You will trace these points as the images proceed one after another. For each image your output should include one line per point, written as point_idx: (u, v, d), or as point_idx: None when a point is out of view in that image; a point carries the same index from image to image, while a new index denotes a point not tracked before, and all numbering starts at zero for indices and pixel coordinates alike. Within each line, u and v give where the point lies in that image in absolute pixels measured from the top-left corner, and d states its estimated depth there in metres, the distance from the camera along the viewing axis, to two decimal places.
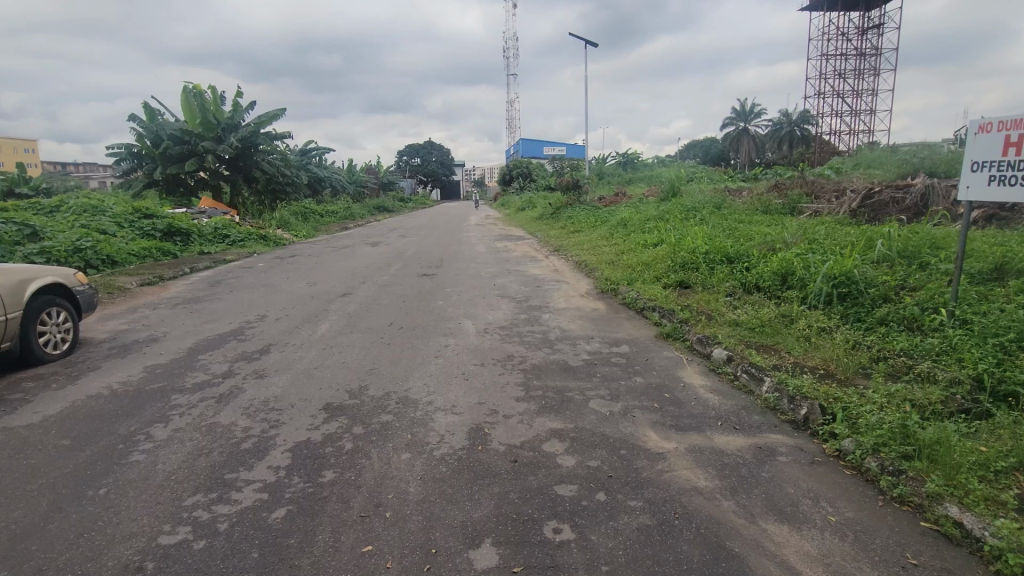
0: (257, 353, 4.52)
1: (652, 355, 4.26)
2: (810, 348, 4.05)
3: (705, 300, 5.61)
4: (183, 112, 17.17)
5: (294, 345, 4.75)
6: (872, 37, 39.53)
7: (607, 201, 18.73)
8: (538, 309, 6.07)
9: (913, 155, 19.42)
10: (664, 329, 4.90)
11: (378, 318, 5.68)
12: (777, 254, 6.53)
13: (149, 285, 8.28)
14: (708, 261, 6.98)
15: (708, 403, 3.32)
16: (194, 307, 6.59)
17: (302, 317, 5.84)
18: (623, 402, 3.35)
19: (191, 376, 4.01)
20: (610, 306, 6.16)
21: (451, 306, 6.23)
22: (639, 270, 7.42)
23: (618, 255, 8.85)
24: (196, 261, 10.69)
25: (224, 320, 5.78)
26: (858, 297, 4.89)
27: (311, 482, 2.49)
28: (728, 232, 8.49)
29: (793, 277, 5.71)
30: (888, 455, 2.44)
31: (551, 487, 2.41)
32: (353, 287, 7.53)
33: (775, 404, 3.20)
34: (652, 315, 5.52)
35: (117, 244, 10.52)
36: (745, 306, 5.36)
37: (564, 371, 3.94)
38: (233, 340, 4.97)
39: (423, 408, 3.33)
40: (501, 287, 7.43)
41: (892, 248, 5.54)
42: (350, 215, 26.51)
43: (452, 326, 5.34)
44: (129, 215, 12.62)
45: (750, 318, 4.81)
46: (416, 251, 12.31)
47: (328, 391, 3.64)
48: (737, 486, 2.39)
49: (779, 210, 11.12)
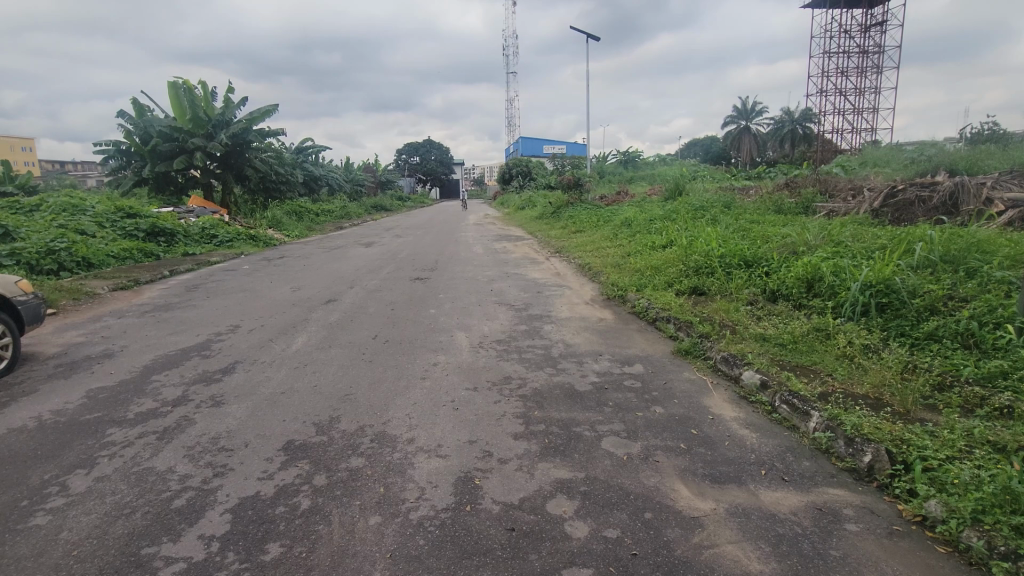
0: (220, 373, 3.95)
1: (670, 378, 3.70)
2: (856, 371, 3.52)
3: (726, 309, 5.06)
4: (171, 103, 16.56)
5: (264, 363, 4.19)
6: (875, 34, 38.95)
7: (609, 199, 18.21)
8: (540, 318, 5.50)
9: (921, 155, 18.88)
10: (681, 344, 4.33)
11: (362, 331, 5.11)
12: (801, 258, 6.01)
13: (122, 290, 7.70)
14: (724, 265, 6.42)
15: (746, 443, 2.76)
16: (163, 317, 6.01)
17: (279, 328, 5.27)
18: (642, 442, 2.79)
19: (136, 403, 3.44)
20: (619, 315, 5.60)
21: (444, 316, 5.66)
22: (648, 274, 6.87)
23: (625, 257, 8.29)
24: (178, 263, 10.11)
25: (192, 333, 5.20)
26: (901, 308, 4.38)
27: (250, 563, 1.93)
28: (742, 233, 7.94)
29: (821, 283, 5.19)
30: (998, 530, 1.89)
31: (558, 572, 1.85)
32: (339, 293, 6.96)
33: (828, 446, 2.64)
34: (666, 327, 4.97)
35: (95, 245, 9.93)
36: (771, 318, 4.82)
37: (570, 399, 3.38)
38: (197, 356, 4.40)
39: (402, 448, 2.77)
40: (499, 293, 6.86)
41: (933, 252, 5.02)
42: (346, 215, 25.94)
43: (443, 340, 4.78)
44: (111, 214, 12.05)
45: (780, 332, 4.26)
46: (412, 252, 11.76)
47: (292, 424, 3.07)
48: (801, 571, 1.84)
49: (792, 210, 10.56)
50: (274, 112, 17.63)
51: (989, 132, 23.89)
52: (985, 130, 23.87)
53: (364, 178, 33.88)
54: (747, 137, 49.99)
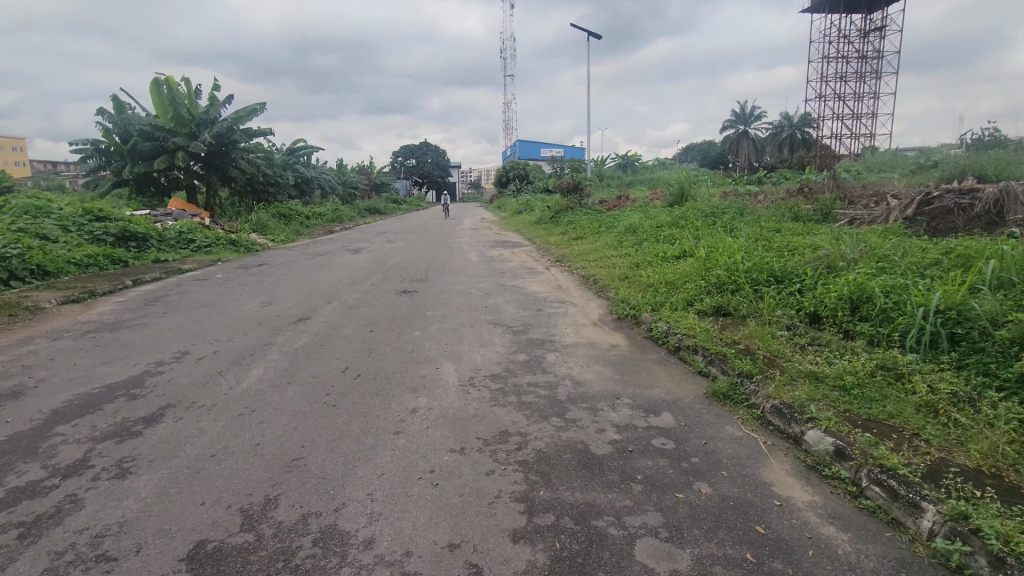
0: (141, 426, 3.13)
1: (711, 437, 2.90)
2: (950, 430, 2.75)
3: (761, 336, 4.29)
4: (153, 101, 15.76)
5: (201, 409, 3.38)
6: (874, 40, 38.54)
7: (609, 204, 17.47)
8: (542, 344, 4.73)
9: (926, 164, 18.27)
10: (716, 384, 3.54)
11: (331, 361, 4.30)
12: (839, 274, 5.25)
13: (72, 304, 6.86)
14: (750, 280, 5.65)
15: (841, 555, 1.96)
16: (104, 339, 5.17)
17: (232, 357, 4.44)
18: (694, 548, 2.00)
19: (16, 472, 2.62)
20: (633, 341, 4.81)
21: (430, 340, 4.87)
22: (663, 289, 6.09)
23: (634, 268, 7.53)
24: (144, 271, 9.27)
25: (129, 362, 4.37)
26: (982, 341, 3.61)
27: None
28: (763, 243, 7.18)
29: (873, 306, 4.42)
30: None
31: None
32: (313, 310, 6.15)
33: (961, 564, 1.86)
34: (691, 358, 4.18)
35: (54, 251, 9.06)
36: (818, 348, 4.04)
37: (585, 470, 2.59)
38: (124, 398, 3.58)
39: (355, 559, 1.97)
40: (495, 310, 6.07)
41: (1008, 271, 4.24)
42: (339, 218, 25.17)
43: (426, 374, 3.97)
44: (78, 216, 11.21)
45: (837, 370, 3.49)
46: (402, 259, 10.97)
47: (214, 512, 2.27)
48: None
49: (810, 217, 9.78)
50: (261, 110, 16.95)
51: (991, 139, 23.38)
52: (988, 136, 23.38)
53: (358, 178, 33.10)
54: (745, 142, 49.41)
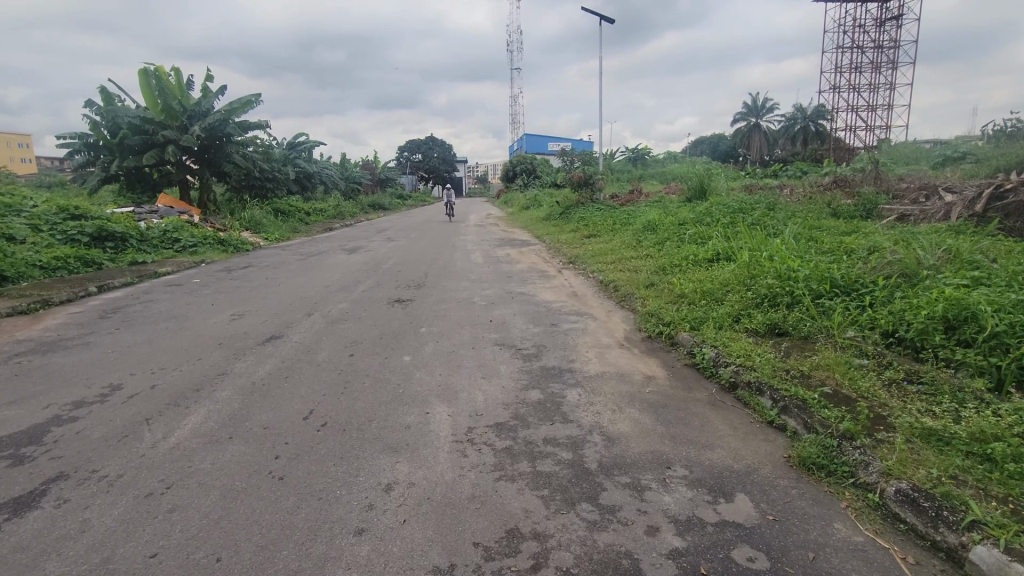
0: (3, 517, 2.23)
1: (820, 546, 1.97)
2: None
3: (841, 369, 3.34)
4: (143, 95, 14.68)
5: (96, 485, 2.46)
6: (890, 28, 36.99)
7: (622, 199, 16.47)
8: (560, 375, 3.80)
9: (954, 156, 17.09)
10: (803, 446, 2.59)
11: (292, 401, 3.38)
12: (923, 286, 4.27)
13: (18, 317, 6.00)
14: (807, 289, 4.68)
15: None
16: (31, 365, 4.29)
17: (172, 394, 3.54)
18: None
19: None
20: (673, 371, 3.87)
21: (420, 369, 3.94)
22: (700, 300, 5.14)
23: (660, 272, 6.57)
24: (115, 275, 8.39)
25: (42, 402, 3.48)
26: None
27: None
28: (811, 244, 6.19)
29: (980, 329, 3.45)
30: None
31: None
32: (287, 326, 5.22)
33: None
34: (753, 400, 3.25)
35: (17, 254, 8.21)
36: (920, 389, 3.10)
37: None
38: (4, 464, 2.67)
39: None
40: (501, 326, 5.14)
41: None
42: (341, 214, 24.32)
43: (411, 424, 3.05)
44: (50, 214, 10.35)
45: (969, 427, 2.55)
46: (402, 260, 10.07)
47: None
48: None
49: (851, 214, 8.75)
50: (255, 102, 16.08)
51: (1016, 129, 22.15)
52: (1012, 126, 22.14)
53: (360, 173, 32.07)
54: (757, 135, 48.15)
